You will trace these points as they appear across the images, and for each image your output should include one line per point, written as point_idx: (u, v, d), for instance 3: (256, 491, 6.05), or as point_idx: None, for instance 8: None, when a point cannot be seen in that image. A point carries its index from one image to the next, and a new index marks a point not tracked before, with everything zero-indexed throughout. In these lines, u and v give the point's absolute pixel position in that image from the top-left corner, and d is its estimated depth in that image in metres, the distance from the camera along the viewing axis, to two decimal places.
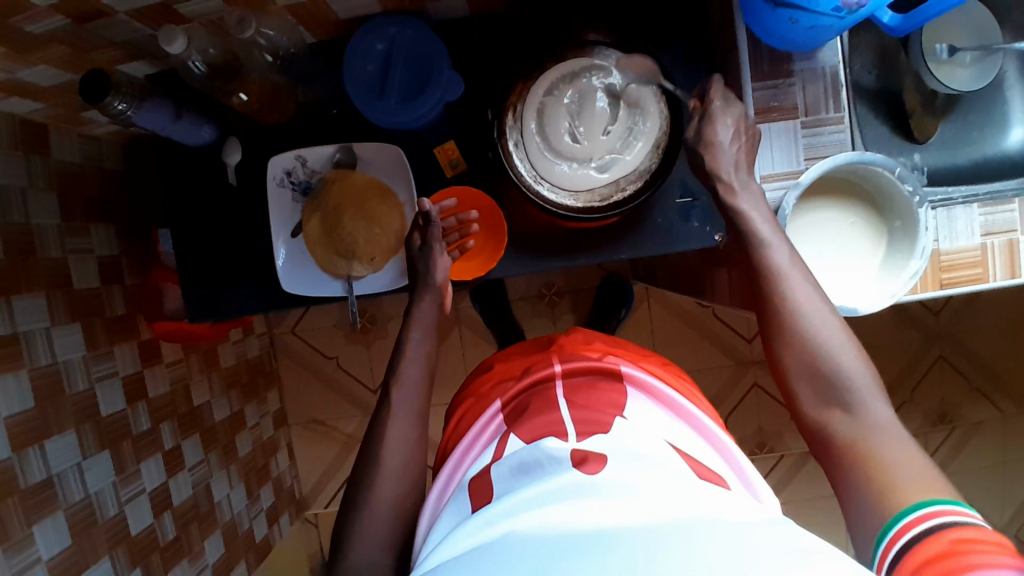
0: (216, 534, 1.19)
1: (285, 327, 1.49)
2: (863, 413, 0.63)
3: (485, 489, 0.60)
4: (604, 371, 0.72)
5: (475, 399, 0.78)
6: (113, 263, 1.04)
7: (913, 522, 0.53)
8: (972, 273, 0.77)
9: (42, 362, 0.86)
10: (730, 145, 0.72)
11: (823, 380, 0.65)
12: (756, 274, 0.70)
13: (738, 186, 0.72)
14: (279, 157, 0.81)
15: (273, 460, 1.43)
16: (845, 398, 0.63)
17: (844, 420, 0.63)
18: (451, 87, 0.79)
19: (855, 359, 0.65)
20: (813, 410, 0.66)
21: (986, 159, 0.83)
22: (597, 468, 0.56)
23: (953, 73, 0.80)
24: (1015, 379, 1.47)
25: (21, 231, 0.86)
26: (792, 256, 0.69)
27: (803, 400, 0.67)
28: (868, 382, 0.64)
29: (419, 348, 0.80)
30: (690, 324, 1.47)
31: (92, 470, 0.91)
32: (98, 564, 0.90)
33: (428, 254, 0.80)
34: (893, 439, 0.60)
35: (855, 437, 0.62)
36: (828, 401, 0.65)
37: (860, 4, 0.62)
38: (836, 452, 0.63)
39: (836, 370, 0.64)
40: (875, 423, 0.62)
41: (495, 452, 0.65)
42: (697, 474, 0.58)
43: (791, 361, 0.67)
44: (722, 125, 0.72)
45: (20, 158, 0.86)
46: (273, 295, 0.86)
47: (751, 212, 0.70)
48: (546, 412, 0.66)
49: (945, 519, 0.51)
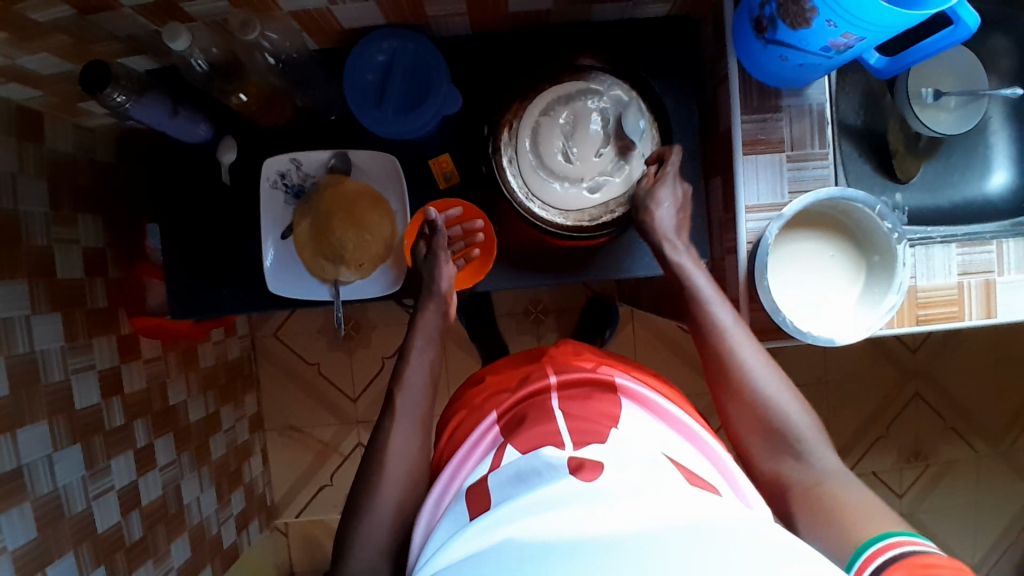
0: (184, 536, 1.17)
1: (267, 330, 1.48)
2: (813, 461, 0.66)
3: (483, 497, 0.60)
4: (598, 381, 0.73)
5: (468, 412, 0.79)
6: (99, 255, 1.03)
7: (878, 550, 0.53)
8: (948, 310, 0.79)
9: (20, 349, 0.85)
10: (676, 234, 0.76)
11: (773, 430, 0.67)
12: (703, 331, 0.73)
13: (679, 247, 0.76)
14: (274, 158, 0.82)
15: (246, 465, 1.41)
16: (795, 447, 0.66)
17: (796, 468, 0.66)
18: (448, 101, 0.80)
19: (800, 411, 0.68)
20: (766, 461, 0.68)
21: (965, 202, 0.86)
22: (590, 476, 0.56)
23: (938, 117, 0.82)
24: (989, 420, 1.49)
25: (8, 216, 0.86)
26: (733, 315, 0.73)
27: (755, 452, 0.69)
28: (813, 431, 0.67)
29: (422, 355, 0.79)
30: (674, 348, 1.48)
31: (62, 462, 0.90)
32: (61, 559, 0.88)
33: (434, 262, 0.80)
34: (845, 483, 0.63)
35: (808, 483, 0.64)
36: (778, 451, 0.67)
37: (848, 45, 0.64)
38: (792, 496, 0.65)
39: (784, 420, 0.67)
40: (825, 469, 0.65)
41: (491, 463, 0.65)
42: (688, 480, 0.59)
43: (739, 417, 0.70)
44: (667, 193, 0.76)
45: (12, 144, 0.86)
46: (258, 296, 0.86)
47: (691, 269, 0.74)
48: (542, 422, 0.66)
49: (905, 548, 0.52)
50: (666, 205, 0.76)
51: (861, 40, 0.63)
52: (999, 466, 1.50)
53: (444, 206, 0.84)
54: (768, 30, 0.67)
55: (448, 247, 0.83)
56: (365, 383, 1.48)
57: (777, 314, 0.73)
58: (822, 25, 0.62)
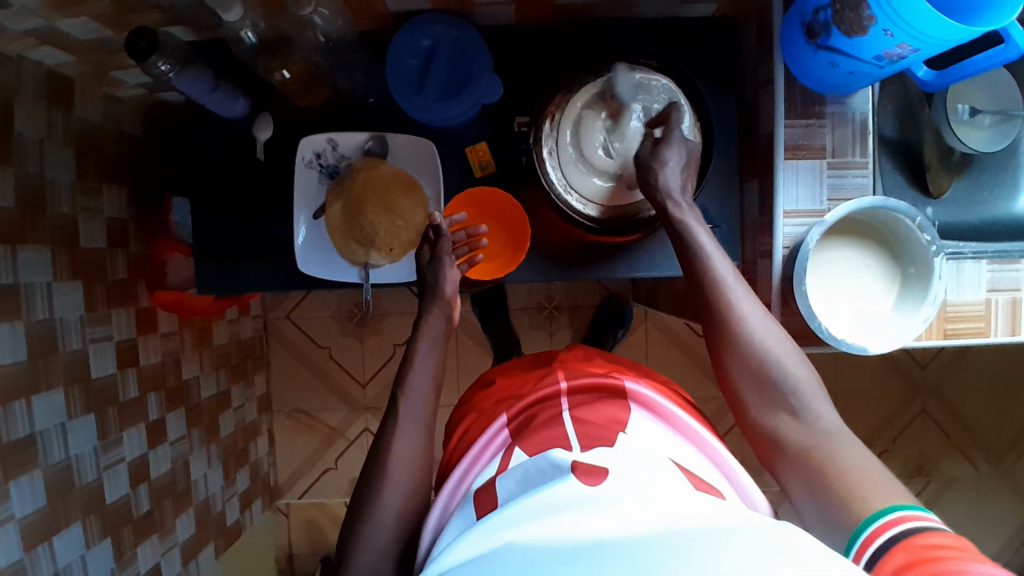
0: (189, 513, 1.16)
1: (280, 311, 1.47)
2: (809, 417, 0.63)
3: (490, 498, 0.60)
4: (609, 387, 0.72)
5: (478, 415, 0.79)
6: (121, 225, 1.02)
7: (882, 527, 0.51)
8: (975, 326, 0.80)
9: (39, 317, 0.84)
10: (678, 170, 0.74)
11: (769, 384, 0.65)
12: (699, 283, 0.70)
13: (685, 204, 0.73)
14: (310, 138, 0.82)
15: (253, 445, 1.40)
16: (792, 403, 0.64)
17: (792, 424, 0.64)
18: (488, 90, 0.79)
19: (798, 364, 0.65)
20: (759, 414, 0.66)
21: (994, 220, 0.86)
22: (595, 480, 0.56)
23: (971, 134, 0.83)
24: (992, 439, 1.50)
25: (35, 181, 0.85)
26: (733, 268, 0.70)
27: (750, 405, 0.67)
28: (812, 386, 0.65)
29: (426, 359, 0.77)
30: (686, 352, 1.48)
31: (75, 432, 0.89)
32: (69, 530, 0.87)
33: (437, 267, 0.79)
34: (844, 442, 0.61)
35: (804, 443, 0.62)
36: (775, 406, 0.65)
37: (901, 56, 0.64)
38: (786, 456, 0.63)
39: (784, 376, 0.65)
40: (824, 428, 0.62)
41: (499, 465, 0.65)
42: (693, 485, 0.58)
43: (737, 370, 0.67)
44: (675, 152, 0.74)
45: (42, 109, 0.86)
46: (284, 275, 0.86)
47: (696, 226, 0.72)
48: (551, 427, 0.67)
49: (912, 524, 0.50)
50: (675, 162, 0.74)
51: (914, 51, 0.63)
52: (1002, 487, 1.51)
53: (452, 210, 0.86)
54: (820, 36, 0.67)
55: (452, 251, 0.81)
56: (375, 369, 1.47)
57: (812, 320, 0.74)
58: (878, 34, 0.62)
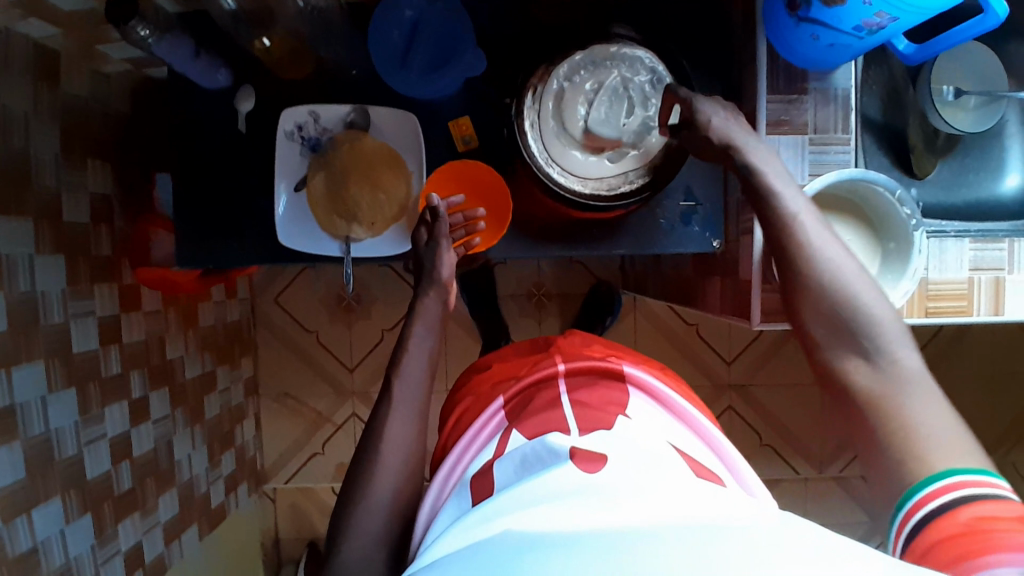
0: (172, 493, 1.16)
1: (268, 296, 1.47)
2: (886, 362, 0.58)
3: (485, 484, 0.60)
4: (606, 370, 0.72)
5: (474, 399, 0.79)
6: (105, 201, 1.01)
7: (936, 493, 0.49)
8: (957, 305, 0.79)
9: (21, 288, 0.83)
10: (729, 124, 0.70)
11: (842, 324, 0.60)
12: (770, 219, 0.66)
13: (750, 145, 0.69)
14: (291, 110, 0.82)
15: (238, 428, 1.40)
16: (867, 346, 0.59)
17: (866, 369, 0.58)
18: (472, 66, 0.80)
19: (879, 303, 0.60)
20: (830, 356, 0.61)
21: (979, 202, 0.86)
22: (593, 467, 0.55)
23: (956, 115, 0.83)
24: (980, 432, 1.50)
25: (20, 153, 0.84)
26: (806, 202, 0.66)
27: (819, 346, 0.62)
28: (894, 329, 0.59)
29: (421, 343, 0.77)
30: (674, 341, 1.48)
31: (56, 406, 0.88)
32: (48, 502, 0.86)
33: (434, 249, 0.78)
34: (921, 393, 0.56)
35: (876, 392, 0.57)
36: (848, 348, 0.60)
37: (881, 25, 0.64)
38: (852, 404, 0.58)
39: (860, 317, 0.60)
40: (902, 374, 0.57)
41: (497, 447, 0.65)
42: (695, 472, 0.57)
43: (810, 312, 0.62)
44: (709, 109, 0.71)
45: (29, 81, 0.86)
46: (266, 249, 0.85)
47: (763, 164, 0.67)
48: (548, 411, 0.66)
49: (967, 493, 0.48)
50: (715, 114, 0.71)
51: (894, 20, 0.63)
52: None
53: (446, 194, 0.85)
54: (802, 7, 0.67)
55: (449, 234, 0.80)
56: (363, 355, 1.47)
57: None
58: (856, 3, 0.61)
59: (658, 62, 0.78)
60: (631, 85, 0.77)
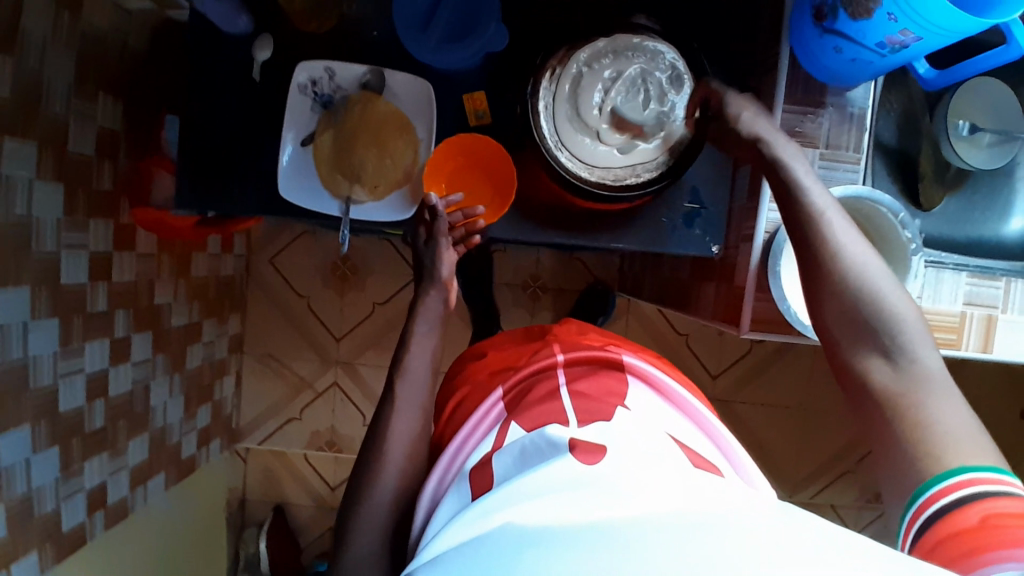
0: (143, 438, 1.15)
1: (264, 254, 1.46)
2: (907, 361, 0.59)
3: (485, 477, 0.58)
4: (605, 360, 0.72)
5: (473, 387, 0.78)
6: (112, 137, 1.01)
7: (944, 491, 0.51)
8: (947, 336, 0.79)
9: (17, 211, 0.83)
10: (762, 120, 0.73)
11: (865, 324, 0.61)
12: (801, 217, 0.67)
13: (778, 143, 0.71)
14: (308, 64, 0.81)
15: (218, 383, 1.40)
16: (888, 346, 0.60)
17: (886, 370, 0.59)
18: (493, 40, 0.79)
19: (902, 305, 0.62)
20: (850, 356, 0.62)
21: (981, 240, 0.86)
22: (592, 458, 0.53)
23: (969, 151, 0.83)
24: None
25: (32, 76, 0.84)
26: (834, 205, 0.67)
27: (839, 345, 0.63)
28: (915, 329, 0.61)
29: (423, 341, 0.78)
30: (664, 348, 1.47)
31: (36, 333, 0.88)
32: (18, 429, 0.85)
33: (433, 249, 0.80)
34: (943, 390, 0.57)
35: (895, 390, 0.58)
36: (869, 346, 0.61)
37: (904, 44, 0.63)
38: (871, 402, 0.59)
39: (881, 317, 0.61)
40: (922, 372, 0.58)
41: (495, 440, 0.63)
42: (693, 462, 0.56)
43: (832, 312, 0.63)
44: (739, 104, 0.74)
45: (49, 5, 0.85)
46: (266, 202, 0.85)
47: (790, 160, 0.70)
48: (547, 402, 0.65)
49: (977, 491, 0.50)
50: (745, 111, 0.74)
51: (917, 40, 0.62)
52: None
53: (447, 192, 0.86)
54: (827, 18, 0.67)
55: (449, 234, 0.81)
56: (352, 326, 1.46)
57: (782, 302, 0.76)
58: (882, 17, 0.61)
59: (676, 57, 0.77)
60: (648, 79, 0.76)
